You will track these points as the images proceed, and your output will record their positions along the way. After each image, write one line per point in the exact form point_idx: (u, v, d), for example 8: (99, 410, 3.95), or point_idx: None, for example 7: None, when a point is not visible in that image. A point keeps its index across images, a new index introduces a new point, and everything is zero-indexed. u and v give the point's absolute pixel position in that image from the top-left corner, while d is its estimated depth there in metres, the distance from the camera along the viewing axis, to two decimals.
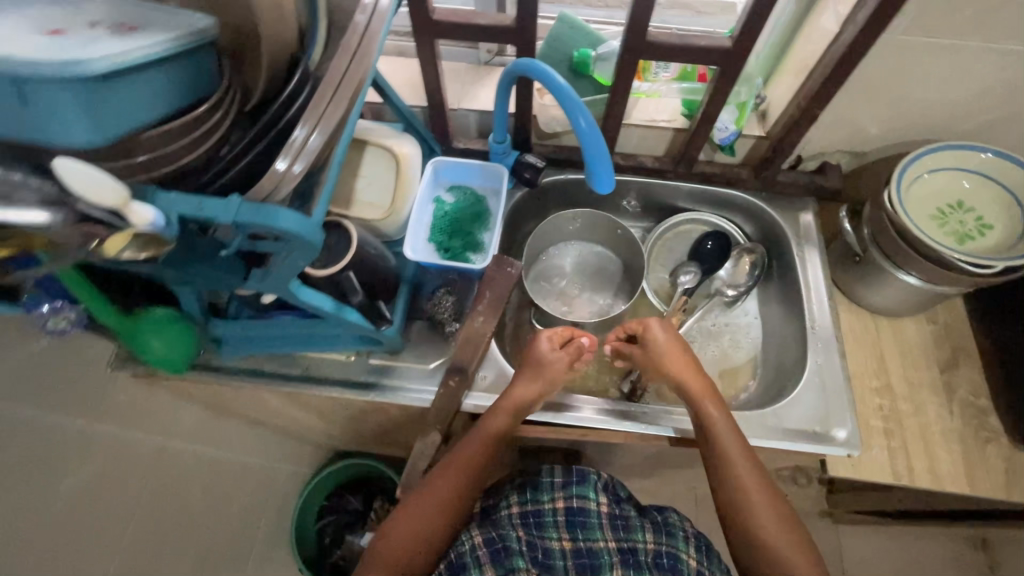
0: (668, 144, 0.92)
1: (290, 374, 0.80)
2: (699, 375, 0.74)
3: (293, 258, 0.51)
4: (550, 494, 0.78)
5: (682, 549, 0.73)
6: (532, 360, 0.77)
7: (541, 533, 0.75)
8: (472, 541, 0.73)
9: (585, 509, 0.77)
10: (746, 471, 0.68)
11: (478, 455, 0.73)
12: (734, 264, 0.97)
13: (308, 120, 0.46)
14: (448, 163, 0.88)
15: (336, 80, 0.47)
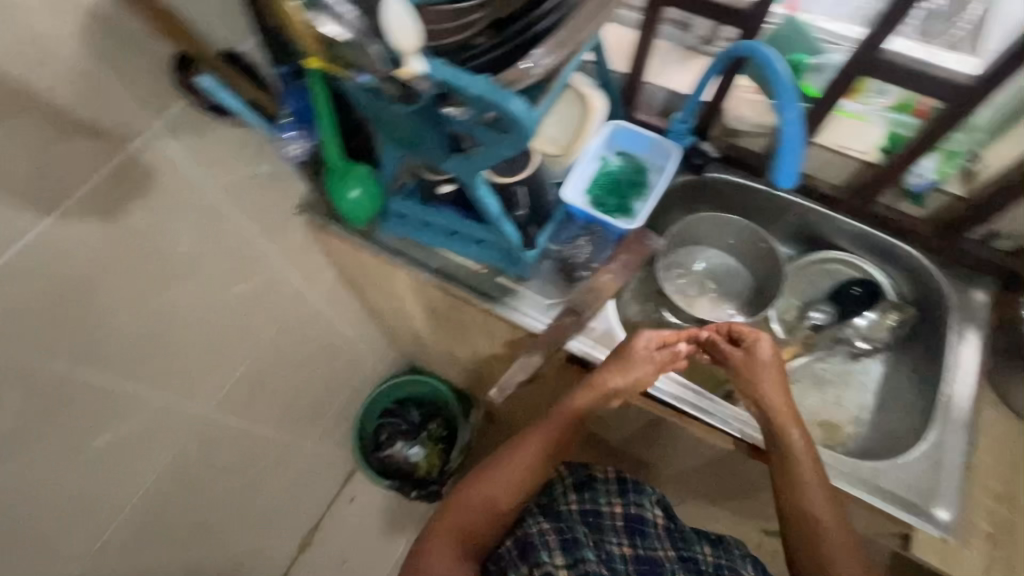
0: (851, 176, 0.89)
1: (429, 264, 0.90)
2: (785, 396, 0.74)
3: (501, 147, 0.57)
4: (607, 499, 0.83)
5: (738, 564, 0.81)
6: (620, 357, 0.77)
7: (603, 534, 0.78)
8: (544, 529, 0.74)
9: (643, 517, 0.82)
10: (823, 504, 0.70)
11: (559, 433, 0.78)
12: (876, 318, 0.91)
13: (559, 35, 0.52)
14: (625, 128, 0.92)
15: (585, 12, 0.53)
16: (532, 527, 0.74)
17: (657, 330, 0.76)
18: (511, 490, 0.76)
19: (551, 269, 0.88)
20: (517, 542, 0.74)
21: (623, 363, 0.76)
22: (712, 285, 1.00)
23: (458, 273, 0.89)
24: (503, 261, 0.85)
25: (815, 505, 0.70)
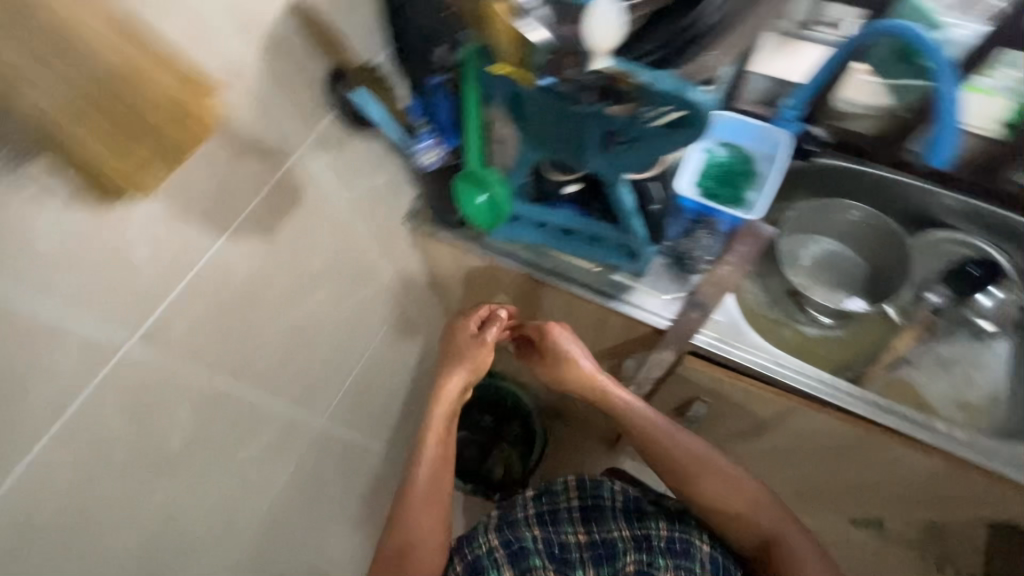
0: (969, 153, 0.87)
1: (541, 266, 0.90)
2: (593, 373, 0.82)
3: (668, 140, 0.56)
4: (565, 495, 0.84)
5: (696, 535, 0.78)
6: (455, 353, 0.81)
7: (557, 529, 0.81)
8: (489, 546, 0.79)
9: (599, 504, 0.83)
10: (755, 504, 0.77)
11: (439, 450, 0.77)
12: (997, 297, 0.91)
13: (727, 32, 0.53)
14: (730, 118, 0.91)
15: None
16: (477, 550, 0.79)
17: (478, 308, 0.81)
18: (437, 548, 0.74)
19: (666, 264, 0.88)
20: (466, 567, 0.78)
21: (462, 359, 0.80)
22: (826, 273, 0.99)
23: (572, 273, 0.90)
24: (622, 258, 0.85)
25: (733, 506, 0.77)
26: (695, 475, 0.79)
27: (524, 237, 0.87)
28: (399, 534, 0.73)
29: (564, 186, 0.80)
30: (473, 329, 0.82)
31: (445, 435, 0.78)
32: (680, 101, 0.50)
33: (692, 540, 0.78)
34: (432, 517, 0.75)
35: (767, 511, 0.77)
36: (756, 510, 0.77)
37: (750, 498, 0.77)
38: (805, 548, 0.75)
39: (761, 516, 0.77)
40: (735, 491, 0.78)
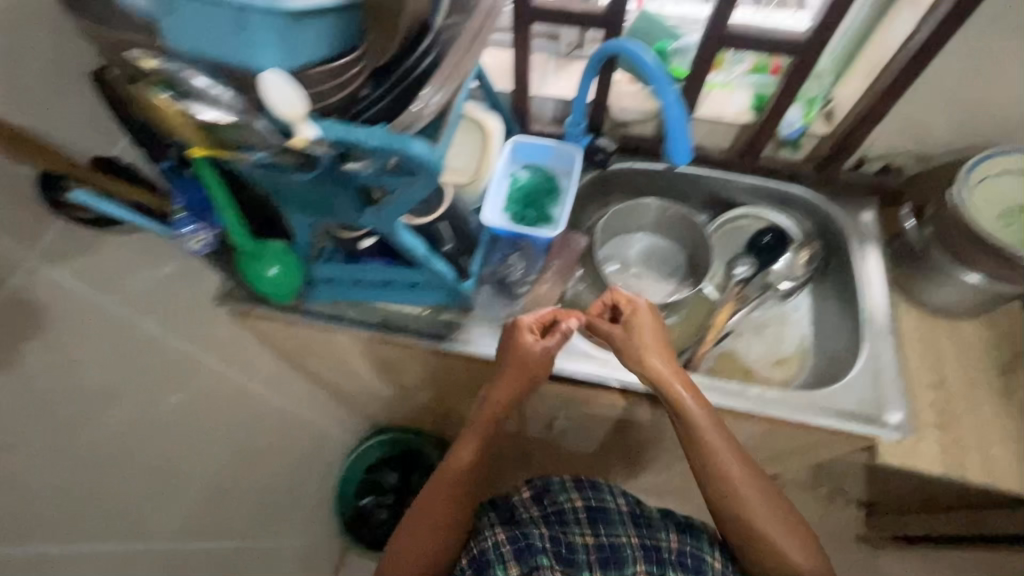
0: (734, 138, 0.97)
1: (369, 320, 0.88)
2: (663, 361, 0.73)
3: (411, 192, 0.57)
4: (566, 496, 0.81)
5: (706, 552, 0.77)
6: (511, 355, 0.76)
7: (565, 529, 0.76)
8: (499, 540, 0.73)
9: (605, 507, 0.80)
10: (768, 514, 0.73)
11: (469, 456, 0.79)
12: (792, 258, 0.99)
13: (436, 82, 0.54)
14: (526, 141, 0.94)
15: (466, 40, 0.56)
16: (484, 542, 0.73)
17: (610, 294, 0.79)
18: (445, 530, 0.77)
19: (492, 292, 0.90)
20: (473, 560, 0.73)
21: (511, 347, 0.76)
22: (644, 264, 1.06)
23: (401, 319, 0.88)
24: (443, 298, 0.84)
25: (757, 512, 0.73)
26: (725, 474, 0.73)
27: (341, 297, 0.84)
28: (420, 513, 0.78)
29: (361, 240, 0.77)
30: (535, 334, 0.77)
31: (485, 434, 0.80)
32: (393, 153, 0.50)
33: (701, 556, 0.76)
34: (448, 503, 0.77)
35: (781, 525, 0.73)
36: (772, 521, 0.73)
37: (767, 509, 0.74)
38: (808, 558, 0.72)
39: (774, 530, 0.73)
40: (756, 493, 0.74)
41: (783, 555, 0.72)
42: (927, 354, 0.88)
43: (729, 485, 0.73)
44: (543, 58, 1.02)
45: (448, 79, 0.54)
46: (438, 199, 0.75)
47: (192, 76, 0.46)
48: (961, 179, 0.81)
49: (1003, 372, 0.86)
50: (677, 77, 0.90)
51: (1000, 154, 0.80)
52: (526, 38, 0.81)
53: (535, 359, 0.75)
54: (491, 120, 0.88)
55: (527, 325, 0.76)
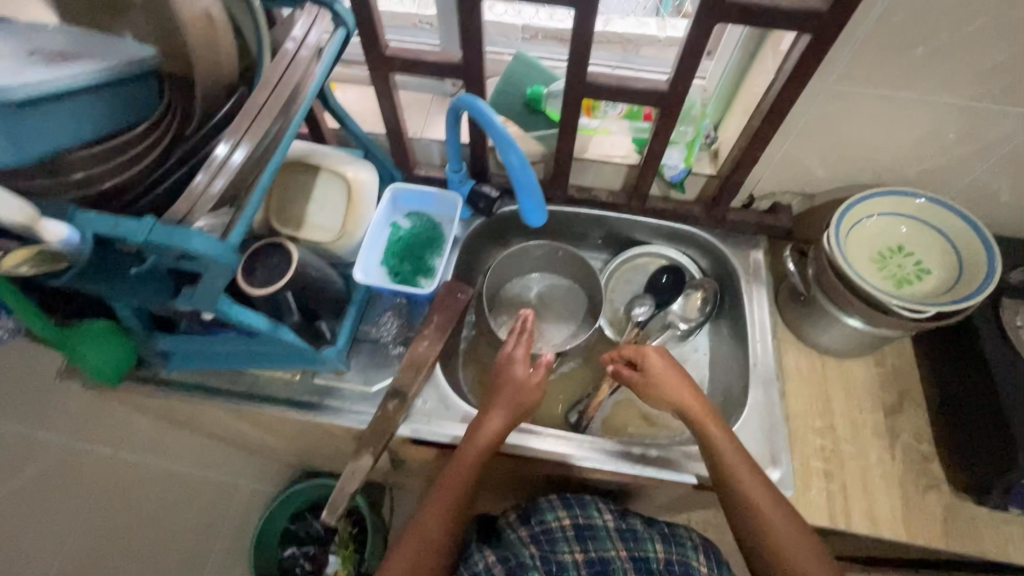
0: (623, 179, 0.95)
1: (233, 390, 0.82)
2: (691, 392, 0.73)
3: (213, 280, 0.52)
4: (554, 515, 0.80)
5: (693, 556, 0.76)
6: (499, 386, 0.77)
7: (553, 548, 0.76)
8: (486, 556, 0.75)
9: (593, 524, 0.79)
10: (800, 543, 0.64)
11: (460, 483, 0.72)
12: (686, 300, 0.97)
13: (232, 135, 0.48)
14: (404, 190, 0.89)
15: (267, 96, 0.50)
16: (476, 566, 0.74)
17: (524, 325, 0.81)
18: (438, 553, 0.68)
19: (368, 353, 0.85)
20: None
21: (507, 380, 0.78)
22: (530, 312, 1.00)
23: (269, 388, 0.82)
24: (310, 364, 0.80)
25: (772, 522, 0.65)
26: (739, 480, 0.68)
27: (196, 367, 0.78)
28: (414, 533, 0.70)
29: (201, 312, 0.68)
30: (526, 367, 0.79)
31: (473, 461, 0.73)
32: (173, 249, 0.46)
33: (688, 561, 0.76)
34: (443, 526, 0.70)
35: (801, 543, 0.64)
36: (789, 532, 0.65)
37: (788, 521, 0.65)
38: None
39: (793, 547, 0.64)
40: (776, 507, 0.66)
41: None
42: (816, 397, 0.86)
43: (743, 496, 0.67)
44: (427, 99, 0.98)
45: (246, 134, 0.48)
46: (283, 267, 0.68)
47: None
48: (835, 222, 0.80)
49: (889, 413, 0.85)
50: (554, 122, 0.87)
51: (872, 197, 0.80)
52: (384, 87, 0.77)
53: (527, 390, 0.77)
54: (360, 171, 0.80)
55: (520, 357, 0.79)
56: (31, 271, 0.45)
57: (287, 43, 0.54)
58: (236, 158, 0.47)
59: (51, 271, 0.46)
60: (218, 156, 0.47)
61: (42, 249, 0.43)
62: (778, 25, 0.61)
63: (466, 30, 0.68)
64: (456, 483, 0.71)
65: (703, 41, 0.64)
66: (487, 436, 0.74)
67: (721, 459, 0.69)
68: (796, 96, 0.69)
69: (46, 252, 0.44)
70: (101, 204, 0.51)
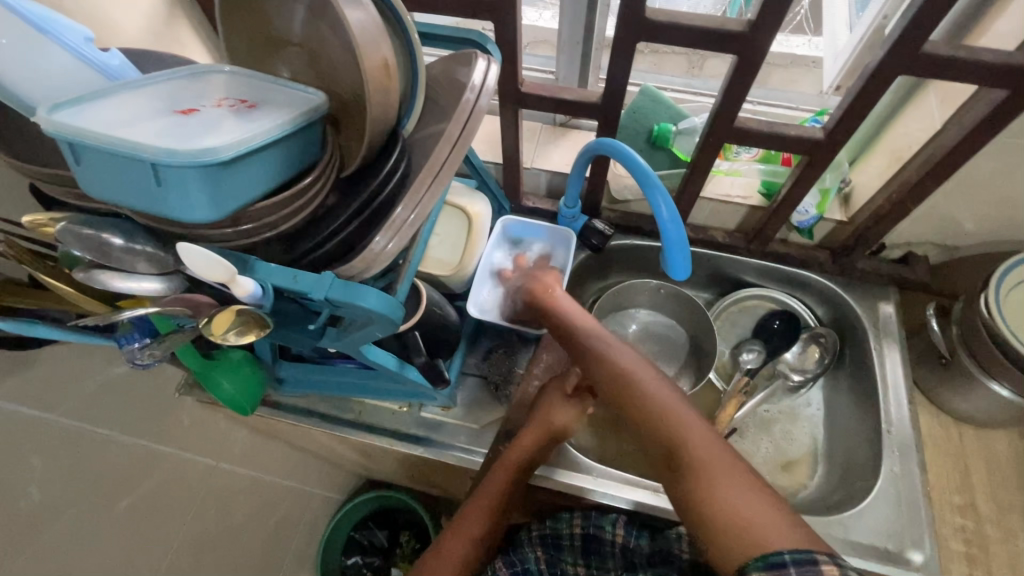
0: (741, 220, 0.90)
1: (343, 418, 0.82)
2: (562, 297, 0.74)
3: (371, 330, 0.51)
4: (567, 523, 0.78)
5: (675, 544, 0.70)
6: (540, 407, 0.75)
7: (560, 554, 0.76)
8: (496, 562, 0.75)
9: (601, 536, 0.75)
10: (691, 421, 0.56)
11: (493, 504, 0.69)
12: (802, 349, 0.92)
13: (413, 195, 0.47)
14: (516, 223, 0.87)
15: (436, 166, 0.48)
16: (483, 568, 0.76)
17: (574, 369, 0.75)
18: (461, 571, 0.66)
19: (474, 388, 0.84)
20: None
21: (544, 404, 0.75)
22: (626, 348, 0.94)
23: (375, 418, 0.82)
24: (419, 399, 0.79)
25: (669, 420, 0.57)
26: (638, 376, 0.62)
27: (311, 395, 0.79)
28: (436, 556, 0.67)
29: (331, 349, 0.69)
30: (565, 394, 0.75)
31: (503, 486, 0.70)
32: (349, 306, 0.45)
33: (671, 549, 0.69)
34: (472, 542, 0.68)
35: (700, 426, 0.55)
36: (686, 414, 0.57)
37: (679, 412, 0.57)
38: (727, 483, 0.49)
39: (688, 431, 0.55)
40: (671, 393, 0.59)
41: (719, 499, 0.49)
42: (954, 469, 0.79)
43: (633, 400, 0.60)
44: (538, 128, 0.97)
45: (425, 194, 0.47)
46: (413, 308, 0.68)
47: (113, 238, 0.42)
48: (993, 284, 0.73)
49: None
50: (679, 161, 0.84)
51: None
52: (513, 121, 0.76)
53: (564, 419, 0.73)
54: (477, 205, 0.80)
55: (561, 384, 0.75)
56: (235, 339, 0.48)
57: (468, 91, 0.49)
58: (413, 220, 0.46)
59: (248, 333, 0.48)
60: (397, 217, 0.46)
61: (238, 307, 0.45)
62: (972, 79, 0.56)
63: (613, 72, 0.66)
64: (489, 493, 0.70)
65: (878, 92, 0.59)
66: (512, 459, 0.72)
67: (604, 357, 0.65)
68: (973, 150, 0.63)
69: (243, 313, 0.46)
70: (269, 249, 0.50)
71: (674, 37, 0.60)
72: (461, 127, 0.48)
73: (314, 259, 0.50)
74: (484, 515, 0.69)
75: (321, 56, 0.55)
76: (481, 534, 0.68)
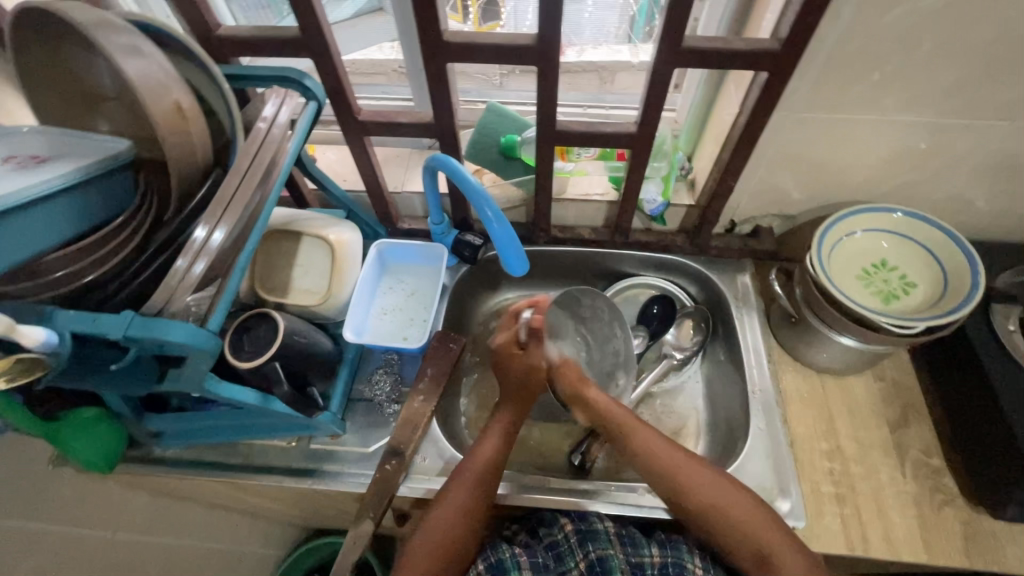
0: (605, 216, 0.97)
1: (228, 463, 0.80)
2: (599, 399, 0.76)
3: (195, 363, 0.53)
4: (558, 524, 0.76)
5: (688, 558, 0.71)
6: (501, 362, 0.80)
7: (559, 562, 0.72)
8: (513, 551, 0.71)
9: (594, 528, 0.74)
10: (754, 520, 0.66)
11: (489, 467, 0.72)
12: (678, 329, 0.96)
13: (209, 219, 0.51)
14: (391, 245, 0.90)
15: (233, 187, 0.53)
16: (500, 552, 0.71)
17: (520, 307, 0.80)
18: (451, 534, 0.67)
19: (361, 415, 0.85)
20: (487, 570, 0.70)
21: (508, 347, 0.79)
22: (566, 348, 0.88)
23: (266, 458, 0.81)
24: (305, 431, 0.78)
25: (752, 526, 0.66)
26: (688, 481, 0.69)
27: (190, 444, 0.77)
28: (444, 503, 0.69)
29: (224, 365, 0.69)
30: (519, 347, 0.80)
31: (490, 463, 0.72)
32: (152, 340, 0.47)
33: (684, 564, 0.70)
34: (461, 520, 0.68)
35: (768, 529, 0.65)
36: (739, 511, 0.67)
37: (754, 514, 0.66)
38: (777, 538, 0.65)
39: (774, 539, 0.65)
40: (726, 489, 0.68)
41: None
42: (819, 417, 0.85)
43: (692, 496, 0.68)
44: (407, 153, 1.00)
45: (223, 218, 0.52)
46: (270, 338, 0.70)
47: None
48: (817, 243, 0.80)
49: (895, 429, 0.84)
50: (531, 167, 0.89)
51: (851, 215, 0.81)
52: (360, 148, 0.79)
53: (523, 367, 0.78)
54: (343, 233, 0.81)
55: (509, 340, 0.79)
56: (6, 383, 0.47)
57: (259, 123, 0.59)
58: (213, 239, 0.51)
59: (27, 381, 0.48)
60: (197, 239, 0.50)
61: (18, 356, 0.45)
62: (737, 67, 0.63)
63: (435, 92, 0.71)
64: (473, 478, 0.71)
65: (664, 84, 0.67)
66: (505, 423, 0.76)
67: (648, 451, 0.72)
68: (762, 128, 0.71)
69: (26, 359, 0.46)
70: (78, 301, 0.51)
71: (478, 54, 0.65)
72: (256, 147, 0.56)
73: (128, 293, 0.52)
74: (471, 498, 0.69)
75: (127, 106, 0.56)
76: (479, 492, 0.70)
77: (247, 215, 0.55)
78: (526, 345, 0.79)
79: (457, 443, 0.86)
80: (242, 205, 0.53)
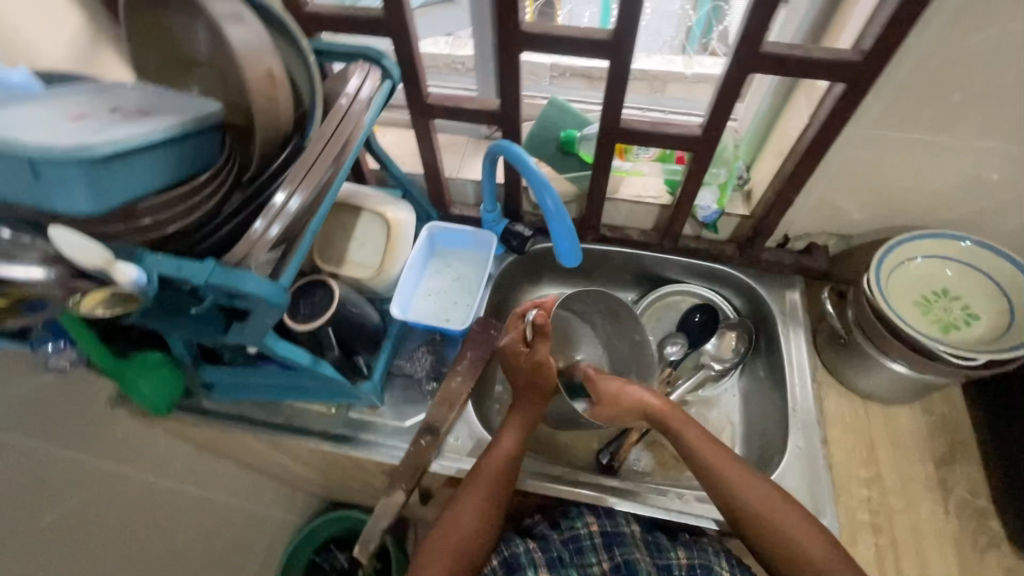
0: (655, 220, 0.96)
1: (270, 422, 0.84)
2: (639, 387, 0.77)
3: (261, 318, 0.55)
4: (583, 521, 0.75)
5: (716, 560, 0.71)
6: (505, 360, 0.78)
7: (582, 558, 0.72)
8: (528, 545, 0.72)
9: (620, 531, 0.74)
10: (782, 512, 0.66)
11: (506, 466, 0.73)
12: (720, 340, 0.94)
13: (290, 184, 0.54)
14: (441, 229, 0.92)
15: (314, 156, 0.56)
16: (516, 546, 0.72)
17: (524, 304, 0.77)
18: (471, 529, 0.68)
19: (399, 389, 0.87)
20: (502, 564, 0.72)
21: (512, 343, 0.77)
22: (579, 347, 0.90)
23: (307, 422, 0.84)
24: (345, 398, 0.81)
25: (777, 514, 0.66)
26: (720, 470, 0.69)
27: (238, 399, 0.81)
28: (465, 504, 0.70)
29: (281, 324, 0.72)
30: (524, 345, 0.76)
31: (506, 462, 0.73)
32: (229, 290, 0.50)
33: (712, 567, 0.71)
34: (479, 518, 0.69)
35: (794, 522, 0.65)
36: (763, 498, 0.67)
37: (775, 509, 0.66)
38: (803, 532, 0.65)
39: (799, 535, 0.64)
40: (749, 478, 0.69)
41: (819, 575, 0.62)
42: (860, 444, 0.83)
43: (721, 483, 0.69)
44: (464, 141, 1.02)
45: (302, 183, 0.55)
46: (325, 304, 0.73)
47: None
48: (878, 265, 0.78)
49: (940, 465, 0.81)
50: (587, 164, 0.90)
51: (916, 240, 0.79)
52: (424, 130, 0.81)
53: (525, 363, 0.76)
54: (399, 212, 0.83)
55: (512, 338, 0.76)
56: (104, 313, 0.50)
57: (341, 98, 0.61)
58: (291, 203, 0.53)
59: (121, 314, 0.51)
60: (277, 203, 0.53)
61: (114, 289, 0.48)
62: (814, 77, 0.63)
63: (505, 82, 0.72)
64: (490, 476, 0.72)
65: (735, 90, 0.66)
66: (517, 426, 0.77)
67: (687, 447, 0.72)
68: (831, 143, 0.70)
69: (120, 292, 0.49)
70: (162, 247, 0.54)
71: (552, 46, 0.67)
72: (336, 121, 0.59)
73: (208, 245, 0.55)
74: (488, 495, 0.71)
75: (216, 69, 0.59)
76: (497, 490, 0.71)
77: (323, 184, 0.58)
78: (533, 342, 0.75)
79: (488, 428, 0.88)
80: (320, 173, 0.56)
